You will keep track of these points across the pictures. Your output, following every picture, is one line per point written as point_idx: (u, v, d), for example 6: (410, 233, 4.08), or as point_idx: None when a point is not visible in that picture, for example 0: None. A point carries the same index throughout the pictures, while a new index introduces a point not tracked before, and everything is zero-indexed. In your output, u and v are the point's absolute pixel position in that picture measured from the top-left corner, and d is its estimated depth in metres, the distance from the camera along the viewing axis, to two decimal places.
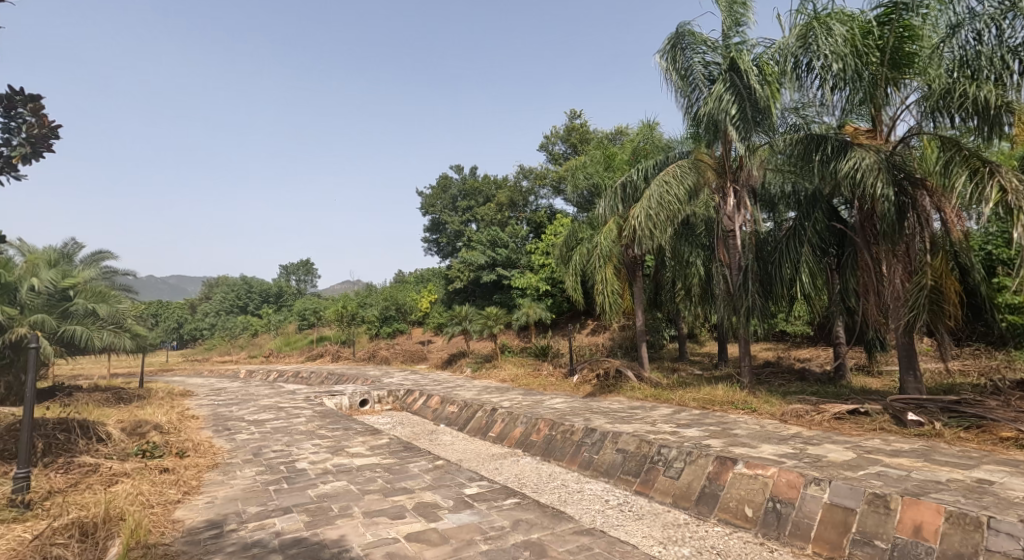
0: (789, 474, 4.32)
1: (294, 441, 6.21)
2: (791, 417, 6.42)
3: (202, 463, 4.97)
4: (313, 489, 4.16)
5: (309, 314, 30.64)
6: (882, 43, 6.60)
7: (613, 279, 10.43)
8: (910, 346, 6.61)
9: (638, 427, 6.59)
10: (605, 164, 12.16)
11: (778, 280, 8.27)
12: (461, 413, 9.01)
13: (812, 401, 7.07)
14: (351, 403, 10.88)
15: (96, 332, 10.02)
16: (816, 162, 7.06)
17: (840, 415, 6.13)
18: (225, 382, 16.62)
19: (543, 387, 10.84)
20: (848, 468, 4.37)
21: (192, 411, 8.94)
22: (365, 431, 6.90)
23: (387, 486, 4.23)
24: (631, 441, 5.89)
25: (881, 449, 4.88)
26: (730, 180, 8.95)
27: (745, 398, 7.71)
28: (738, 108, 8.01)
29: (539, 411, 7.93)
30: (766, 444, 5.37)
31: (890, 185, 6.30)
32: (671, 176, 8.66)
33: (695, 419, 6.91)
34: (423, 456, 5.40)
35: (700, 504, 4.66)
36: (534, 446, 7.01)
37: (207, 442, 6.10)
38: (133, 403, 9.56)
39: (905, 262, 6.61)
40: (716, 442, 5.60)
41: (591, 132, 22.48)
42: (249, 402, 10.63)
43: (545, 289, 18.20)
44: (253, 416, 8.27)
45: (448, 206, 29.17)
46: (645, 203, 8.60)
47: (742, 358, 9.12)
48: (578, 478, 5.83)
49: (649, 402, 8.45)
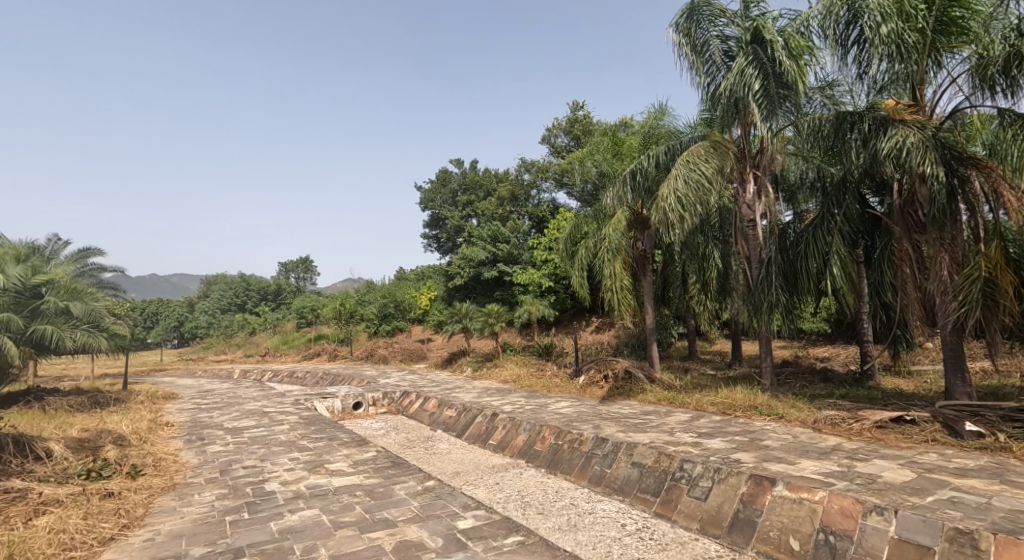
0: (842, 500, 3.66)
1: (270, 454, 5.55)
2: (825, 426, 5.75)
3: (157, 485, 4.32)
4: (277, 521, 3.51)
5: (307, 312, 30.07)
6: (928, 5, 5.95)
7: (622, 274, 9.75)
8: (958, 346, 5.92)
9: (654, 437, 5.92)
10: (613, 151, 11.47)
11: (803, 274, 7.53)
12: (460, 417, 8.36)
13: (847, 407, 6.41)
14: (344, 406, 10.25)
15: (68, 332, 9.41)
16: (853, 141, 6.41)
17: (883, 423, 5.47)
18: (215, 383, 15.95)
19: (547, 388, 10.20)
20: (913, 492, 3.68)
21: (168, 418, 8.27)
22: (351, 442, 6.24)
23: (366, 517, 3.56)
24: (648, 454, 5.23)
25: (943, 467, 4.19)
26: (750, 166, 8.34)
27: (769, 403, 7.05)
28: (762, 83, 7.30)
29: (543, 417, 7.27)
30: (806, 459, 4.68)
31: (939, 164, 5.61)
32: (694, 156, 8.09)
33: (716, 426, 6.23)
34: (411, 474, 4.73)
35: (733, 532, 4.02)
36: (539, 456, 6.35)
37: (172, 457, 5.44)
38: (105, 408, 8.90)
39: (951, 251, 5.85)
40: (747, 456, 4.91)
41: (595, 123, 21.78)
42: (234, 405, 9.99)
43: (548, 285, 17.57)
44: (233, 423, 7.63)
45: (447, 201, 28.59)
46: (671, 185, 8.00)
47: (763, 357, 8.43)
48: (588, 497, 5.16)
49: (663, 407, 7.77)
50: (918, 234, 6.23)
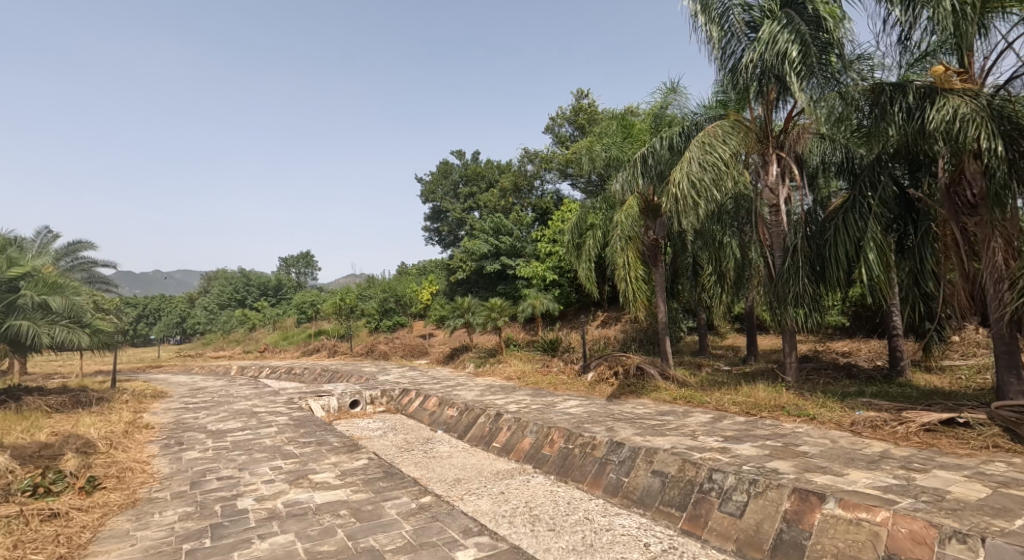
0: (911, 522, 3.11)
1: (251, 462, 5.01)
2: (865, 429, 5.21)
3: (114, 501, 3.80)
4: (243, 552, 2.98)
5: (308, 308, 29.55)
6: None
7: (636, 263, 9.26)
8: (1012, 340, 5.37)
9: (676, 441, 5.35)
10: (624, 135, 10.92)
11: (831, 262, 6.94)
12: (462, 417, 7.80)
13: (886, 407, 5.85)
14: (340, 405, 9.72)
15: (45, 328, 8.87)
16: (896, 114, 5.91)
17: (931, 427, 4.93)
18: (211, 381, 15.46)
19: (553, 386, 9.65)
20: (994, 512, 3.12)
21: (149, 419, 7.73)
22: (342, 447, 5.69)
23: (348, 547, 3.05)
24: (671, 462, 4.67)
25: (1017, 480, 3.64)
26: (774, 146, 7.87)
27: (797, 402, 6.49)
28: (798, 50, 6.82)
29: (551, 418, 6.70)
30: (854, 469, 4.09)
31: (995, 136, 5.14)
32: (711, 137, 7.57)
33: (743, 429, 5.66)
34: (406, 488, 4.17)
35: (777, 556, 3.50)
36: (547, 461, 5.81)
37: (141, 465, 4.91)
38: (83, 409, 8.34)
39: (1006, 232, 5.35)
40: (785, 464, 4.34)
41: (600, 112, 21.14)
42: (223, 404, 9.45)
43: (553, 278, 17.02)
44: (218, 425, 7.09)
45: (449, 193, 27.95)
46: (684, 167, 7.51)
47: (787, 353, 7.84)
48: (605, 510, 4.61)
49: (680, 407, 7.20)
50: (966, 216, 5.68)
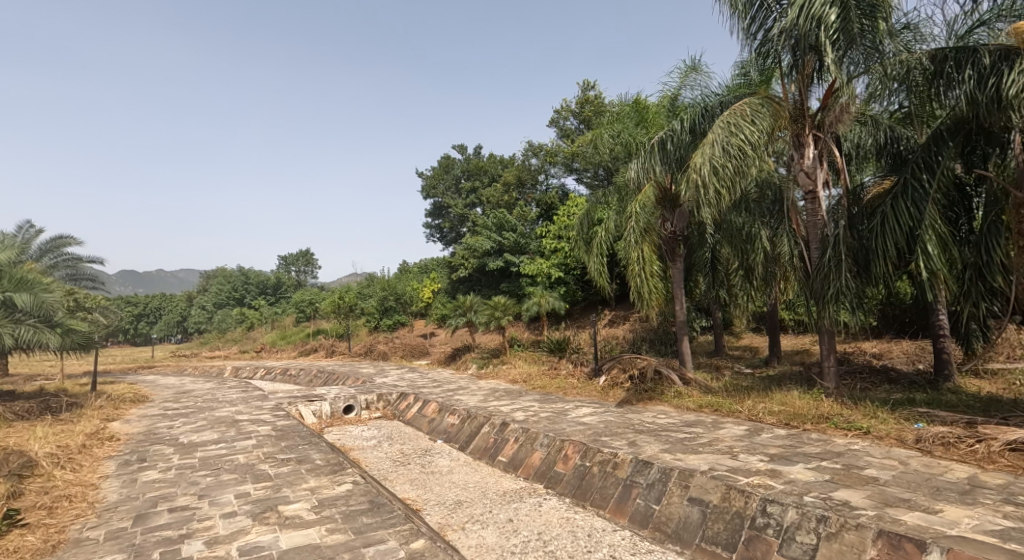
0: None
1: (216, 486, 4.27)
2: (935, 445, 4.46)
3: (29, 546, 3.06)
4: None
5: (306, 306, 28.76)
6: None
7: (653, 258, 8.49)
8: None
9: (714, 460, 4.58)
10: (637, 119, 10.12)
11: (877, 254, 6.13)
12: (464, 427, 7.04)
13: (953, 420, 5.07)
14: (332, 410, 8.99)
15: (8, 329, 8.11)
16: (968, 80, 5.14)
17: (1017, 445, 4.18)
18: (199, 384, 14.68)
19: (563, 390, 8.91)
20: None
21: (117, 428, 6.98)
22: (324, 465, 4.95)
23: None
24: (712, 488, 3.91)
25: None
26: (810, 126, 6.97)
27: (843, 412, 5.73)
28: (841, 15, 6.02)
29: (564, 429, 5.93)
30: (946, 503, 3.33)
31: None
32: (738, 116, 6.79)
33: (788, 446, 4.88)
34: (396, 525, 3.42)
35: None
36: (561, 481, 5.05)
37: (84, 490, 4.17)
38: (46, 417, 7.57)
39: None
40: (856, 494, 3.58)
41: (607, 103, 20.37)
42: (205, 410, 8.71)
43: (558, 275, 16.26)
44: (190, 436, 6.34)
45: (450, 189, 27.22)
46: (706, 151, 6.75)
47: (825, 357, 7.01)
48: (633, 546, 3.86)
49: (708, 416, 6.44)
50: None
